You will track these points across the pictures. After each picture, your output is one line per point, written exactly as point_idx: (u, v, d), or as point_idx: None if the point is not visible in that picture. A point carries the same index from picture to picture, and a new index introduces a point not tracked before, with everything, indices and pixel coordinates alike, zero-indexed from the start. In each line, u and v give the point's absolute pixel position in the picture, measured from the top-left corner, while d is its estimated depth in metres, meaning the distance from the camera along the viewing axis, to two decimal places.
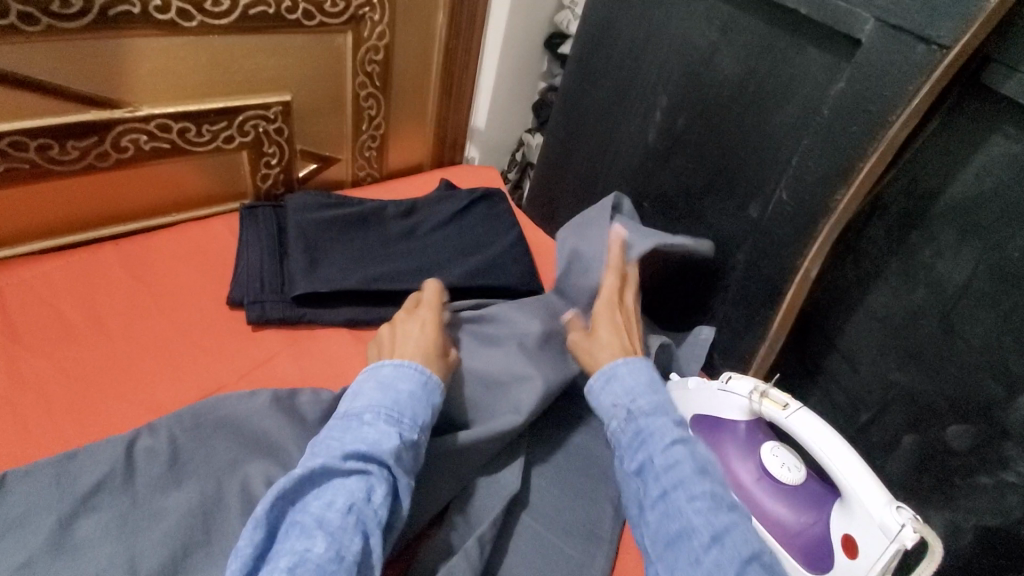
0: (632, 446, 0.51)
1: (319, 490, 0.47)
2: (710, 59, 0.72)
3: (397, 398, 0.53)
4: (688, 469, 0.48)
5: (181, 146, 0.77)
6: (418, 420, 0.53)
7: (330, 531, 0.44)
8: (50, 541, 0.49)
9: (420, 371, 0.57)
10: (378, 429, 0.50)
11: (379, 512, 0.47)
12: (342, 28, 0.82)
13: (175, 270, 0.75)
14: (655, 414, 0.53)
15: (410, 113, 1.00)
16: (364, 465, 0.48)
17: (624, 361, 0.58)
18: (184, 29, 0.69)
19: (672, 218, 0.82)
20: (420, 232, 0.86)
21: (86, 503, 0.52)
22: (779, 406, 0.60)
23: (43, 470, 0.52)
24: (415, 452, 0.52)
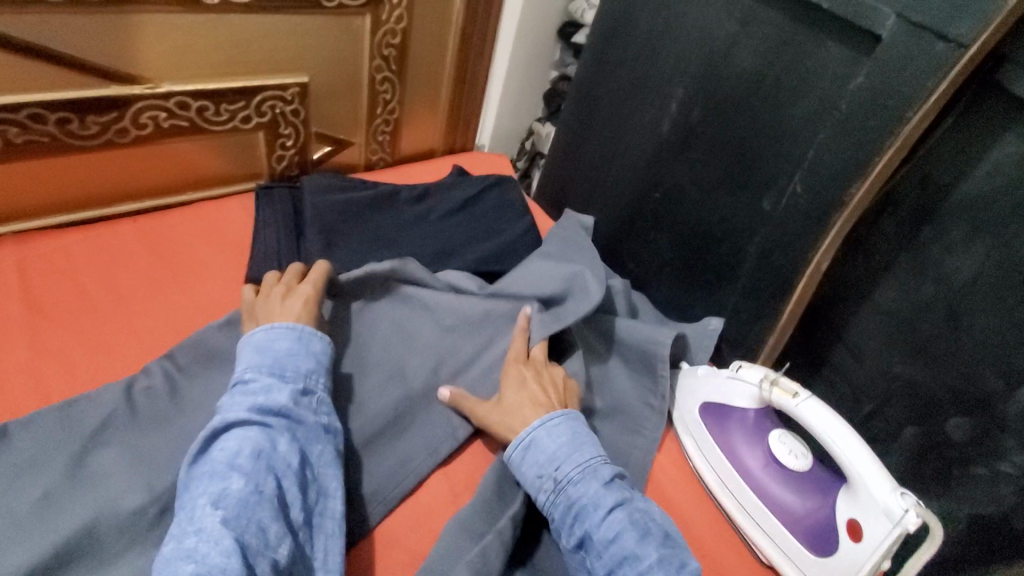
0: (567, 520, 0.54)
1: (222, 442, 0.49)
2: (729, 51, 0.72)
3: (279, 352, 0.56)
4: (630, 537, 0.51)
5: (199, 124, 0.77)
6: (300, 369, 0.55)
7: (244, 473, 0.46)
8: (64, 477, 0.50)
9: (294, 328, 0.58)
10: (269, 383, 0.53)
11: (288, 457, 0.49)
12: (361, 10, 0.81)
13: (191, 249, 0.76)
14: (584, 482, 0.55)
15: (424, 99, 1.00)
16: (265, 419, 0.50)
17: (540, 423, 0.58)
18: (206, 6, 0.69)
19: (683, 209, 0.83)
20: (433, 217, 0.87)
21: (96, 439, 0.53)
22: (788, 394, 0.62)
23: (47, 415, 0.53)
24: (316, 400, 0.55)
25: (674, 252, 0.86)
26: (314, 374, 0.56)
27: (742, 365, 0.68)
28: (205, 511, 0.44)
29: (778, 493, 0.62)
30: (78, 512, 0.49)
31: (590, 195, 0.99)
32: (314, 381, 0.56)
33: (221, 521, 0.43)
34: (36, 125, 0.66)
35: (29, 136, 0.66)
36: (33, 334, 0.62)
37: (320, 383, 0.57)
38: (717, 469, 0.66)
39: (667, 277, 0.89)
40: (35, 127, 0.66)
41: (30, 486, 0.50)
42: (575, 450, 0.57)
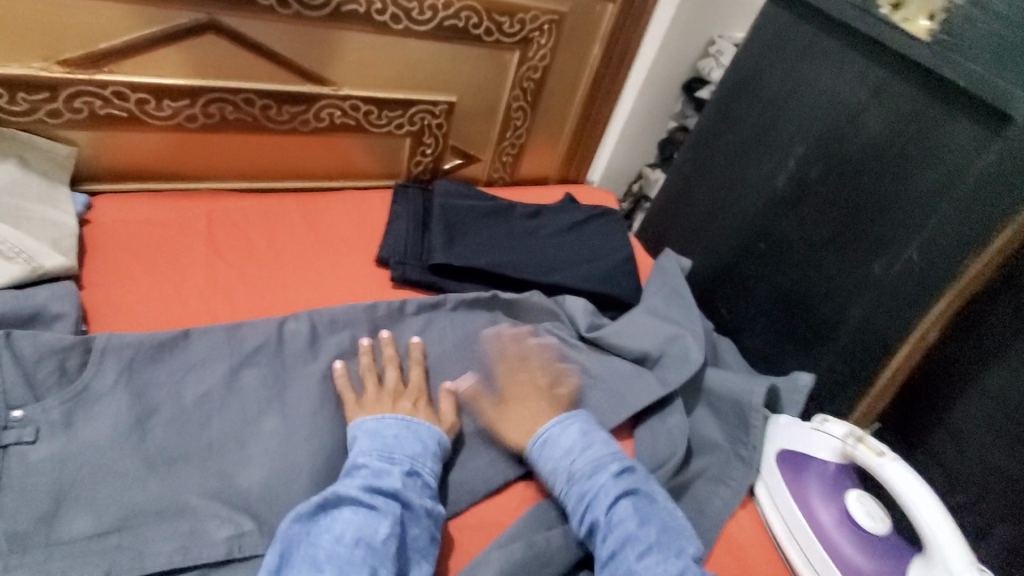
0: (577, 509, 0.59)
1: (329, 518, 0.51)
2: (856, 117, 0.75)
3: (388, 437, 0.58)
4: (631, 521, 0.57)
5: (363, 125, 0.91)
6: (409, 451, 0.57)
7: (340, 562, 0.47)
8: (225, 380, 0.60)
9: (405, 417, 0.61)
10: (380, 465, 0.55)
11: (387, 545, 0.50)
12: (512, 47, 0.93)
13: (337, 225, 0.88)
14: (594, 474, 0.61)
15: (549, 130, 1.10)
16: (371, 500, 0.52)
17: (555, 425, 0.65)
18: (392, 30, 0.83)
19: (784, 261, 0.85)
20: (542, 234, 0.95)
21: (250, 359, 0.63)
22: (874, 453, 0.62)
23: (217, 330, 0.64)
24: (421, 484, 0.56)
25: (769, 303, 0.87)
26: (422, 458, 0.58)
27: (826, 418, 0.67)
28: None
29: (852, 556, 0.61)
30: (232, 420, 0.58)
31: (690, 238, 1.03)
32: (422, 463, 0.58)
33: None
34: (246, 107, 0.81)
35: (239, 115, 0.82)
36: (211, 268, 0.74)
37: (427, 472, 0.58)
38: (789, 520, 0.65)
39: (758, 328, 0.90)
40: (245, 108, 0.81)
41: (199, 381, 0.60)
42: (587, 448, 0.63)
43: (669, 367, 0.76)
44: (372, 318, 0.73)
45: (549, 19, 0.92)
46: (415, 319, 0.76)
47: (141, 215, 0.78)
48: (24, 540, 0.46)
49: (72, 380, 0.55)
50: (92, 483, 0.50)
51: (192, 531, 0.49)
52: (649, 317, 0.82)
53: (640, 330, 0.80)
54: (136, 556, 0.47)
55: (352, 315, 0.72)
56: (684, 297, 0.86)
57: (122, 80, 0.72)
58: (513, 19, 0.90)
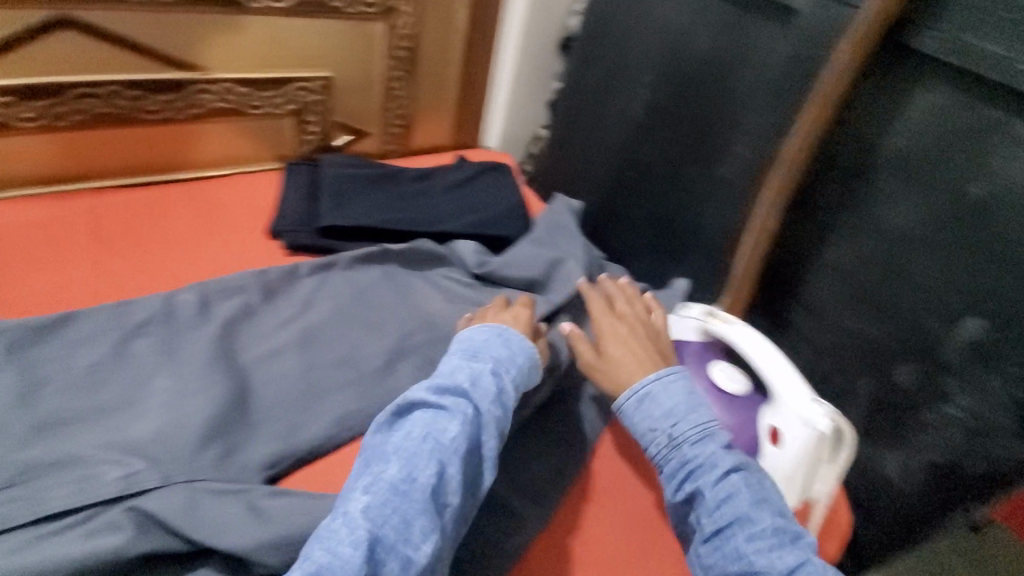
0: (678, 477, 0.56)
1: (402, 419, 0.55)
2: (685, 39, 0.83)
3: (476, 340, 0.63)
4: (744, 500, 0.53)
5: (241, 108, 0.93)
6: (489, 353, 0.61)
7: (404, 456, 0.50)
8: (112, 352, 0.62)
9: (498, 330, 0.65)
10: (459, 371, 0.58)
11: (453, 442, 0.52)
12: (377, 17, 0.97)
13: (228, 207, 0.90)
14: (701, 443, 0.57)
15: (433, 98, 1.14)
16: (439, 401, 0.55)
17: (656, 379, 0.62)
18: (248, 10, 0.86)
19: (652, 182, 0.92)
20: (434, 193, 0.99)
21: (137, 331, 0.65)
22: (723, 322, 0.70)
23: (102, 309, 0.65)
24: (496, 385, 0.58)
25: (646, 224, 0.95)
26: (503, 362, 0.61)
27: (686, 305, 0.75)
28: (358, 496, 0.48)
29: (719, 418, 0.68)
30: (123, 387, 0.60)
31: (577, 181, 1.09)
32: (505, 369, 0.61)
33: (363, 507, 0.47)
34: (113, 100, 0.83)
35: (107, 108, 0.83)
36: (95, 259, 0.76)
37: (508, 379, 0.60)
38: None
39: (643, 249, 0.97)
40: (112, 101, 0.83)
41: (86, 355, 0.61)
42: (696, 413, 0.59)
43: (554, 288, 0.82)
44: (263, 282, 0.75)
45: None
46: (309, 280, 0.79)
47: (19, 218, 0.78)
48: None
49: None
50: None
51: (83, 477, 0.51)
52: (530, 247, 0.88)
53: (525, 261, 0.85)
54: (31, 505, 0.49)
55: (243, 281, 0.74)
56: (568, 229, 0.93)
57: None
58: None
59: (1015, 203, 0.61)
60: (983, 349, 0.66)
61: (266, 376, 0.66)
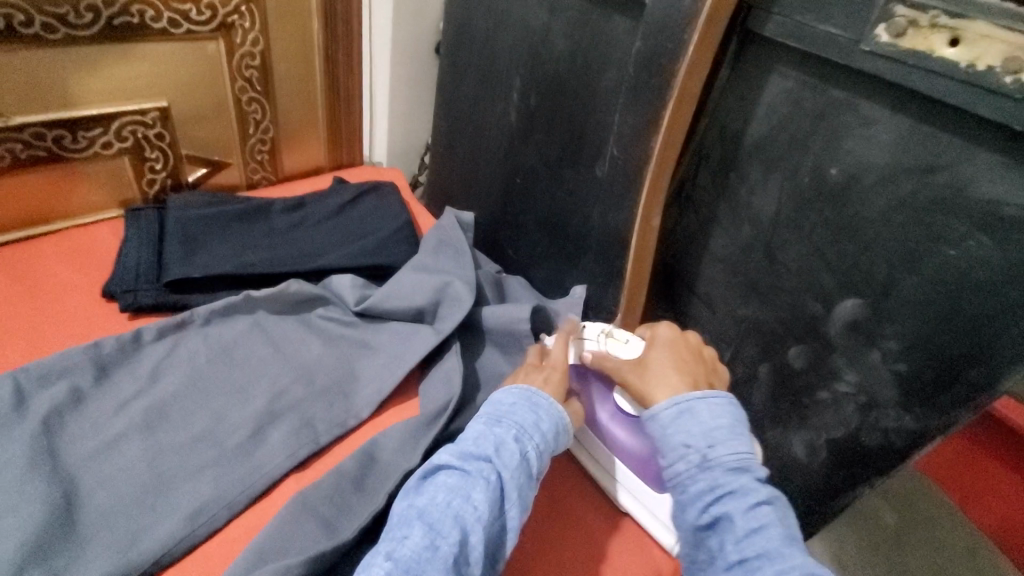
0: (710, 501, 0.49)
1: (430, 483, 0.51)
2: (546, 38, 0.79)
3: (505, 403, 0.57)
4: (776, 537, 0.46)
5: (59, 152, 0.80)
6: (517, 417, 0.56)
7: (428, 523, 0.47)
8: None
9: (528, 389, 0.59)
10: (503, 430, 0.54)
11: (477, 510, 0.48)
12: (212, 35, 0.87)
13: (54, 271, 0.77)
14: (737, 470, 0.50)
15: (300, 118, 1.05)
16: (464, 465, 0.51)
17: (703, 397, 0.54)
18: (49, 41, 0.74)
19: (538, 188, 0.88)
20: (308, 223, 0.91)
21: None
22: (621, 342, 0.70)
23: None
24: (531, 448, 0.54)
25: (538, 231, 0.91)
26: (531, 428, 0.55)
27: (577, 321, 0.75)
28: (379, 562, 0.45)
29: (630, 444, 0.64)
30: None
31: (467, 192, 1.04)
32: (530, 436, 0.55)
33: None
34: None
35: None
36: None
37: (536, 445, 0.55)
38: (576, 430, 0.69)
39: (540, 258, 0.93)
40: None
41: None
42: (734, 436, 0.52)
43: (444, 314, 0.76)
44: (95, 358, 0.65)
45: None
46: (157, 346, 0.69)
47: None
48: None
49: None
50: None
51: None
52: (415, 274, 0.81)
53: (410, 288, 0.79)
54: None
55: (69, 362, 0.63)
56: (455, 247, 0.87)
57: None
58: (199, 6, 0.83)
59: (868, 181, 0.61)
60: (859, 327, 0.66)
61: (100, 475, 0.56)
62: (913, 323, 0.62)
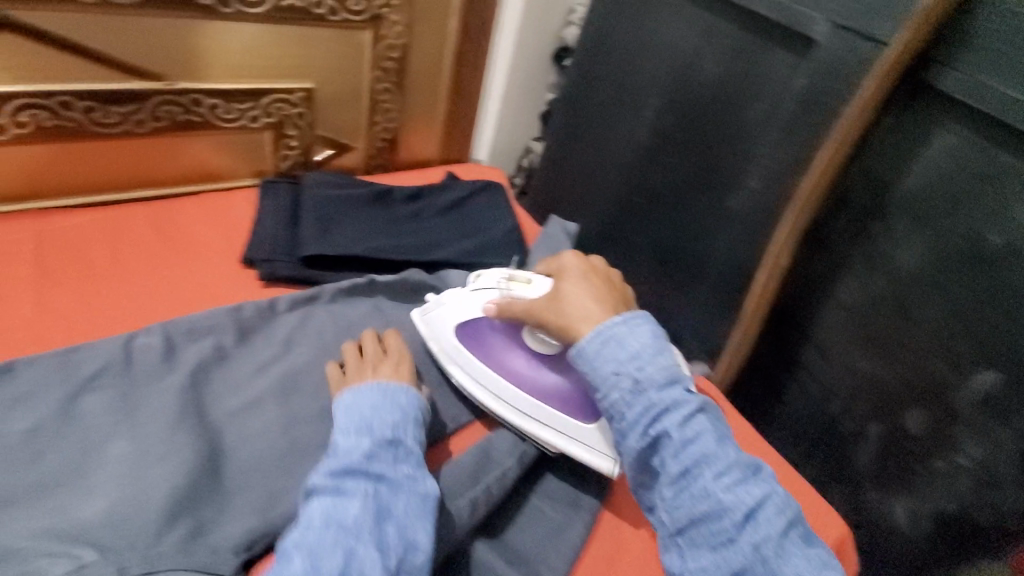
0: (645, 420, 0.53)
1: (306, 508, 0.50)
2: (695, 63, 0.79)
3: (360, 408, 0.57)
4: (711, 441, 0.51)
5: (212, 120, 0.84)
6: (383, 417, 0.56)
7: (308, 552, 0.46)
8: (60, 410, 0.55)
9: (377, 384, 0.59)
10: (353, 442, 0.53)
11: (358, 525, 0.48)
12: (363, 25, 0.90)
13: (196, 230, 0.81)
14: (668, 388, 0.54)
15: (423, 111, 1.08)
16: (339, 484, 0.50)
17: (624, 322, 0.57)
18: (220, 14, 0.77)
19: (658, 210, 0.89)
20: (425, 215, 0.93)
21: (91, 383, 0.58)
22: (524, 284, 0.68)
23: (49, 358, 0.58)
24: (399, 452, 0.54)
25: (650, 253, 0.92)
26: (395, 425, 0.55)
27: (480, 274, 0.72)
28: None
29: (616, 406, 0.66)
30: (71, 454, 0.52)
31: (575, 203, 1.04)
32: (401, 432, 0.55)
33: None
34: (64, 112, 0.73)
35: (58, 121, 0.74)
36: (41, 292, 0.67)
37: (405, 437, 0.55)
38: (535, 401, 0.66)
39: (647, 279, 0.94)
40: (63, 113, 0.73)
41: (29, 415, 0.54)
42: (653, 357, 0.55)
43: None
44: (236, 321, 0.68)
45: None
46: (289, 316, 0.72)
47: None
48: None
49: None
50: None
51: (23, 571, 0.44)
52: None
53: None
54: None
55: (214, 320, 0.67)
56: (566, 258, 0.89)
57: None
58: None
59: None
60: (991, 404, 0.64)
61: (239, 434, 0.59)
62: (980, 341, 0.64)
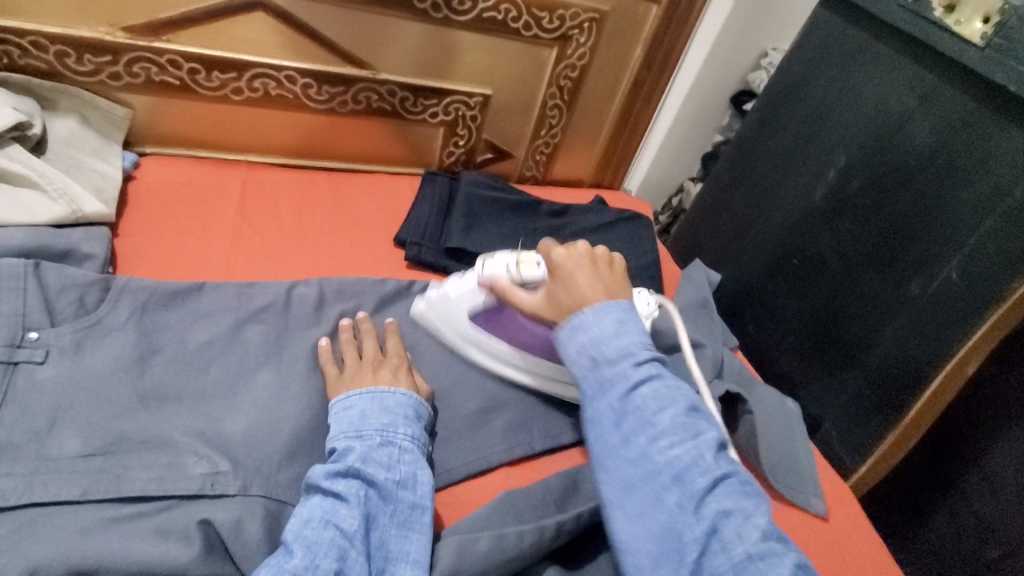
0: (594, 398, 0.51)
1: (300, 507, 0.49)
2: (903, 126, 0.71)
3: (354, 413, 0.56)
4: (651, 409, 0.48)
5: (399, 111, 0.93)
6: (378, 424, 0.55)
7: (306, 547, 0.45)
8: (229, 333, 0.62)
9: (369, 389, 0.58)
10: (345, 445, 0.53)
11: (351, 525, 0.47)
12: (551, 43, 0.93)
13: (366, 205, 0.90)
14: (618, 361, 0.51)
15: (586, 133, 1.10)
16: (334, 486, 0.50)
17: (591, 309, 0.54)
18: (432, 18, 0.84)
19: (820, 278, 0.81)
20: (566, 232, 0.94)
21: (256, 316, 0.65)
22: (532, 265, 0.64)
23: (230, 287, 0.66)
24: (390, 457, 0.54)
25: (799, 322, 0.84)
26: (391, 430, 0.55)
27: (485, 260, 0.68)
28: None
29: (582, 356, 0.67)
30: (228, 373, 0.59)
31: (722, 252, 0.99)
32: (393, 434, 0.55)
33: None
34: (288, 85, 0.84)
35: (282, 92, 0.85)
36: (237, 232, 0.77)
37: (401, 443, 0.55)
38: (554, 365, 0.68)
39: (789, 348, 0.86)
40: (287, 86, 0.84)
41: (206, 330, 0.62)
42: (615, 334, 0.52)
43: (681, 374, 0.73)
44: (379, 291, 0.74)
45: (591, 16, 0.92)
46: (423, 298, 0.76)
47: (182, 178, 0.82)
48: (15, 449, 0.47)
49: (88, 312, 0.57)
50: (88, 407, 0.51)
51: (170, 464, 0.50)
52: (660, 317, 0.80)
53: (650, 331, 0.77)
54: (115, 479, 0.48)
55: (362, 287, 0.73)
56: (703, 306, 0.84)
57: (178, 49, 0.77)
58: (553, 15, 0.90)
59: None
60: None
61: None
62: None
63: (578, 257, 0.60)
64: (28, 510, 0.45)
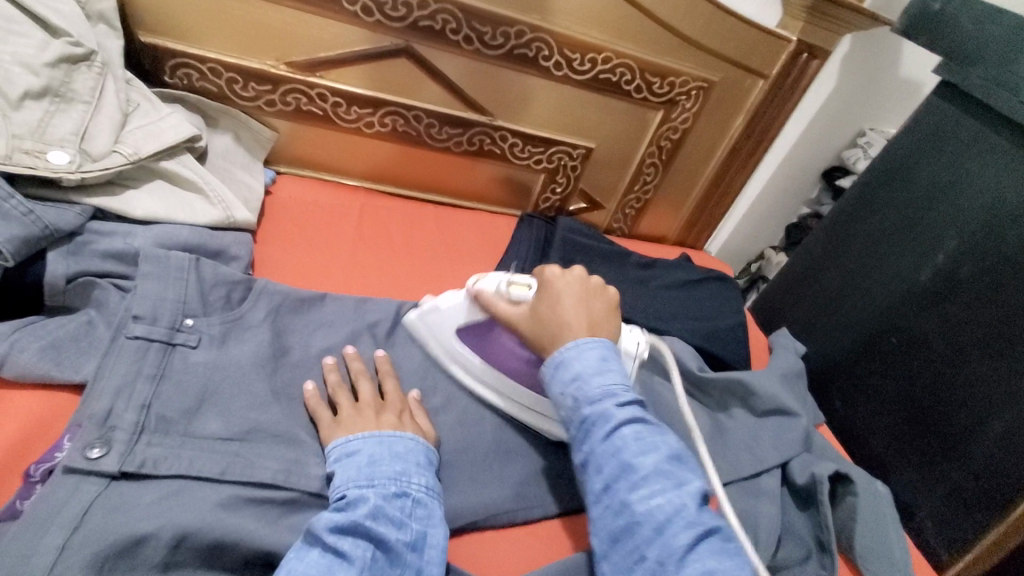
0: (576, 439, 0.51)
1: (294, 562, 0.44)
2: (1020, 218, 0.71)
3: (365, 456, 0.52)
4: (630, 451, 0.48)
5: (507, 156, 0.99)
6: (392, 474, 0.51)
7: None
8: (345, 341, 0.66)
9: (378, 432, 0.54)
10: (356, 492, 0.48)
11: None
12: (658, 106, 0.98)
13: (467, 238, 0.95)
14: (599, 402, 0.51)
15: (676, 193, 1.13)
16: (338, 543, 0.44)
17: (573, 344, 0.55)
18: (552, 75, 0.91)
19: (921, 359, 0.79)
20: (653, 284, 0.96)
21: (370, 328, 0.69)
22: (524, 288, 0.65)
23: (350, 298, 0.70)
24: (403, 510, 0.49)
25: (895, 403, 0.81)
26: (405, 482, 0.51)
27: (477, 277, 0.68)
28: None
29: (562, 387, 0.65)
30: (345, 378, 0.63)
31: (811, 323, 0.98)
32: (408, 484, 0.51)
33: None
34: (414, 123, 0.92)
35: (407, 128, 0.93)
36: (353, 250, 0.83)
37: (415, 496, 0.51)
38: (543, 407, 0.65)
39: (880, 428, 0.83)
40: (414, 124, 0.92)
41: (328, 335, 0.66)
42: (598, 374, 0.53)
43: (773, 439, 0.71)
44: None
45: (699, 85, 0.97)
46: None
47: (310, 197, 0.90)
48: (168, 423, 0.52)
49: (233, 308, 0.63)
50: (228, 394, 0.56)
51: (295, 459, 0.53)
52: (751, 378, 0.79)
53: (739, 390, 0.76)
54: (247, 464, 0.51)
55: None
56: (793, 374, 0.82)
57: (327, 85, 0.86)
58: (664, 81, 0.95)
59: None
60: None
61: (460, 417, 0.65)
62: None
63: (572, 282, 0.62)
64: (175, 481, 0.49)
